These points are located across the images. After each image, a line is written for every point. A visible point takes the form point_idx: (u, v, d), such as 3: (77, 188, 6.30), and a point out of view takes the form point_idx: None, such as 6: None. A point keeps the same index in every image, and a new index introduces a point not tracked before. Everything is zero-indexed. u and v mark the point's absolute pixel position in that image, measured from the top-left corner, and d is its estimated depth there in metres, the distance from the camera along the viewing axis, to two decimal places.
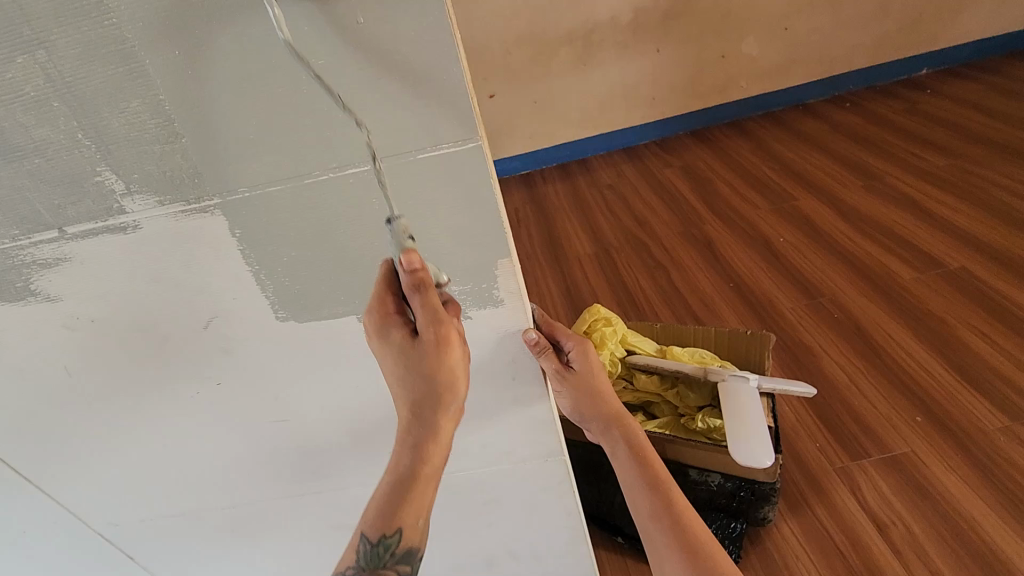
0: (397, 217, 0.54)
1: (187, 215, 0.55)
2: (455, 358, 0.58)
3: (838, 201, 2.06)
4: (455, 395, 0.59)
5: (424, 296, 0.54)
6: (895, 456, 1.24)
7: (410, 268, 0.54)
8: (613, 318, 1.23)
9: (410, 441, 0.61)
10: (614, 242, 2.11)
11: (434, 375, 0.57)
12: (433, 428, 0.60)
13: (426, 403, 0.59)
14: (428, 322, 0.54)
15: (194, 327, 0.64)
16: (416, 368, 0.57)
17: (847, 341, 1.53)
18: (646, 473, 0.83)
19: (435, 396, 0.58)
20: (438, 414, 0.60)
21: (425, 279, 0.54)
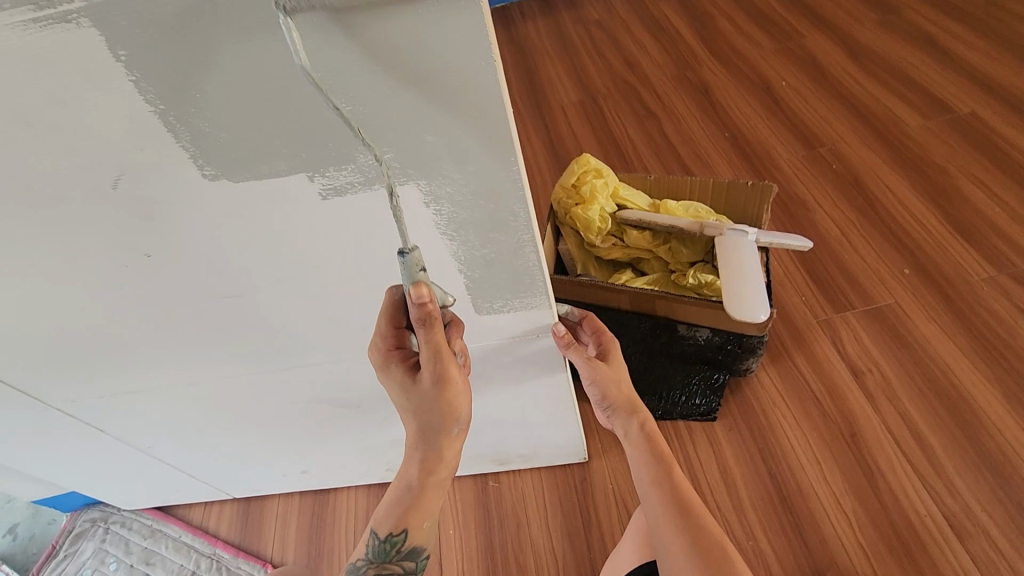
0: (409, 252, 0.53)
1: (40, 27, 0.39)
2: (457, 391, 0.63)
3: (848, 36, 1.85)
4: (457, 421, 0.66)
5: (430, 328, 0.56)
6: (879, 307, 1.24)
7: (420, 302, 0.53)
8: (604, 169, 1.15)
9: (406, 476, 0.70)
10: (600, 87, 1.90)
11: (441, 408, 0.64)
12: (435, 488, 0.71)
13: (429, 431, 0.67)
14: (431, 359, 0.58)
15: (101, 189, 0.51)
16: (421, 399, 0.64)
17: (843, 192, 1.45)
18: (651, 448, 0.85)
19: (440, 423, 0.66)
20: (442, 444, 0.68)
21: (433, 314, 0.55)
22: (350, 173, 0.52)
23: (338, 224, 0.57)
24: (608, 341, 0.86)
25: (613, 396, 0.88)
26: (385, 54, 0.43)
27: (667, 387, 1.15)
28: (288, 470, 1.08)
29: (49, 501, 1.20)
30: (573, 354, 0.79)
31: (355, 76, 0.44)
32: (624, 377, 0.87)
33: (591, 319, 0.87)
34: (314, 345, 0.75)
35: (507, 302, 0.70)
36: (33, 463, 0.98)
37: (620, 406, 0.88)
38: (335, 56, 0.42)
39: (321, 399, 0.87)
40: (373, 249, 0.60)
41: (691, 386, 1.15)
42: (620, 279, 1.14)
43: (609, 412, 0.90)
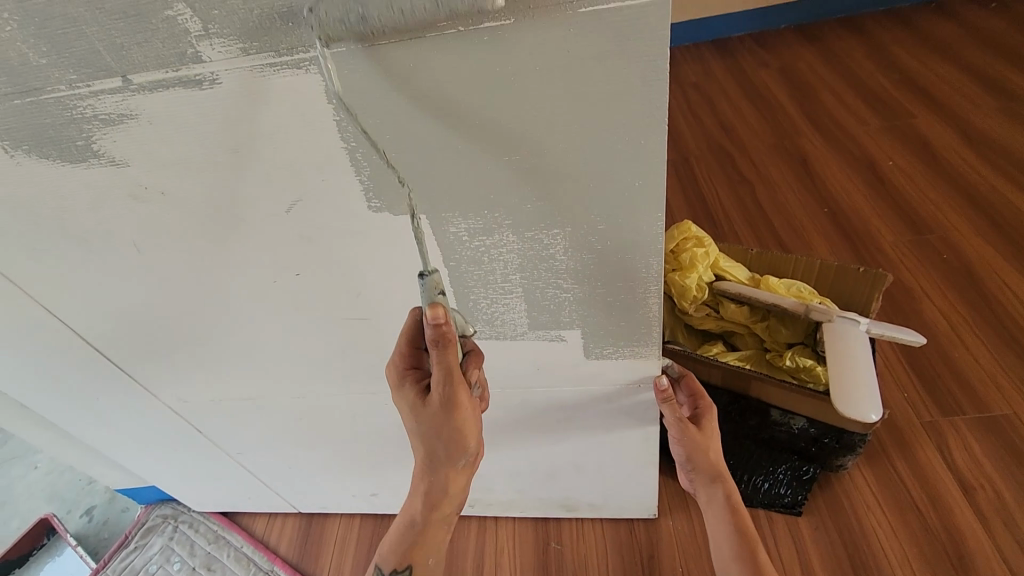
0: (428, 275, 0.52)
1: (274, 71, 0.44)
2: (466, 416, 0.59)
3: (965, 121, 1.77)
4: (464, 451, 0.63)
5: (442, 352, 0.50)
6: (994, 416, 1.14)
7: (434, 322, 0.48)
8: (706, 238, 1.13)
9: (424, 488, 0.68)
10: (694, 149, 1.90)
11: (449, 430, 0.59)
12: (442, 481, 0.66)
13: (437, 458, 0.63)
14: (443, 385, 0.53)
15: (275, 212, 0.56)
16: (431, 425, 0.59)
17: (955, 286, 1.37)
18: (734, 522, 0.81)
19: (446, 451, 0.62)
20: (448, 467, 0.65)
21: (448, 336, 0.49)
22: (501, 215, 0.54)
23: (477, 266, 0.59)
24: (705, 406, 0.79)
25: (698, 462, 0.82)
26: (563, 114, 0.46)
27: (749, 470, 1.10)
28: (358, 490, 1.09)
29: (129, 491, 1.26)
30: (669, 409, 0.75)
31: (534, 131, 0.47)
32: (714, 443, 0.81)
33: (692, 380, 0.79)
34: None
35: (617, 352, 0.69)
36: (128, 453, 1.03)
37: (703, 474, 0.83)
38: (520, 113, 0.46)
39: None
40: (505, 287, 0.62)
41: (777, 475, 1.09)
42: (712, 351, 1.11)
43: (692, 477, 0.85)
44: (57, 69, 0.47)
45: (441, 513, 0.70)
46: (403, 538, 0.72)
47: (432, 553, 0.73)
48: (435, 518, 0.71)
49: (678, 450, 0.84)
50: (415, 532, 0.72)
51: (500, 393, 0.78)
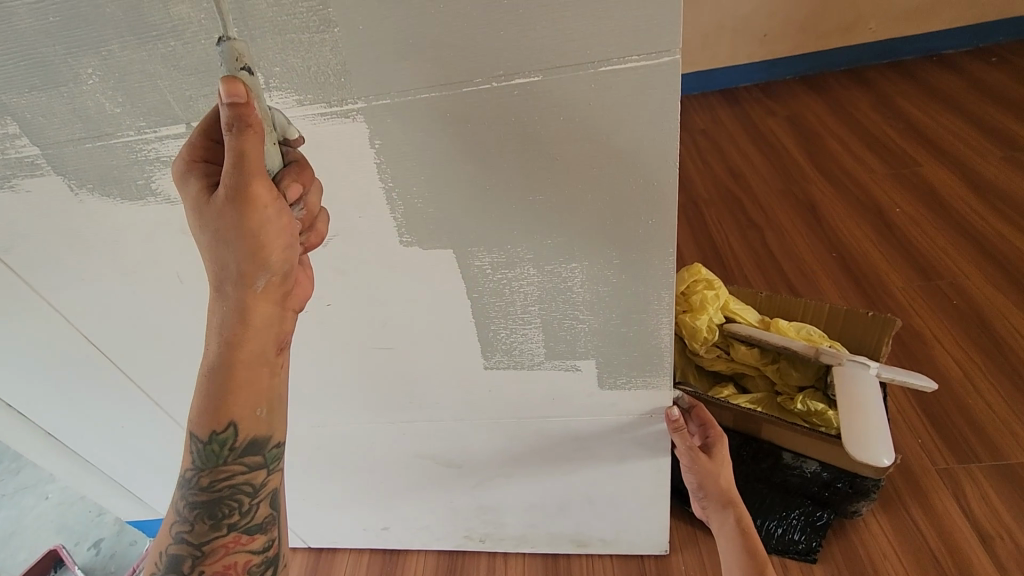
0: (229, 38, 0.40)
1: (325, 119, 0.49)
2: (266, 216, 0.42)
3: (969, 170, 1.82)
4: (265, 274, 0.45)
5: (239, 140, 0.38)
6: (1011, 464, 1.13)
7: (227, 95, 0.36)
8: (716, 281, 1.15)
9: (218, 311, 0.46)
10: (704, 194, 1.96)
11: (244, 236, 0.42)
12: (237, 306, 0.46)
13: (228, 272, 0.45)
14: (231, 171, 0.38)
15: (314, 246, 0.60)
16: (218, 228, 0.42)
17: (965, 330, 1.38)
18: (745, 547, 0.79)
19: (239, 261, 0.44)
20: (245, 284, 0.45)
21: (247, 116, 0.37)
22: (524, 250, 0.58)
23: (499, 299, 0.63)
24: (716, 435, 0.81)
25: (709, 489, 0.83)
26: (584, 160, 0.50)
27: (761, 514, 1.09)
28: (369, 523, 1.08)
29: (140, 523, 1.26)
30: (679, 438, 0.77)
31: (556, 174, 0.51)
32: (726, 471, 0.82)
33: (702, 410, 0.81)
34: (438, 404, 0.78)
35: (630, 384, 0.72)
36: (142, 483, 1.04)
37: (713, 500, 0.83)
38: (544, 157, 0.50)
39: (425, 456, 0.89)
40: (525, 318, 0.65)
41: (790, 520, 1.08)
42: (722, 393, 1.12)
43: (704, 505, 0.85)
44: (128, 117, 0.52)
45: (244, 350, 0.47)
46: (206, 391, 0.49)
47: (252, 416, 0.51)
48: (238, 359, 0.48)
49: (689, 477, 0.85)
50: (217, 380, 0.48)
51: (516, 424, 0.80)
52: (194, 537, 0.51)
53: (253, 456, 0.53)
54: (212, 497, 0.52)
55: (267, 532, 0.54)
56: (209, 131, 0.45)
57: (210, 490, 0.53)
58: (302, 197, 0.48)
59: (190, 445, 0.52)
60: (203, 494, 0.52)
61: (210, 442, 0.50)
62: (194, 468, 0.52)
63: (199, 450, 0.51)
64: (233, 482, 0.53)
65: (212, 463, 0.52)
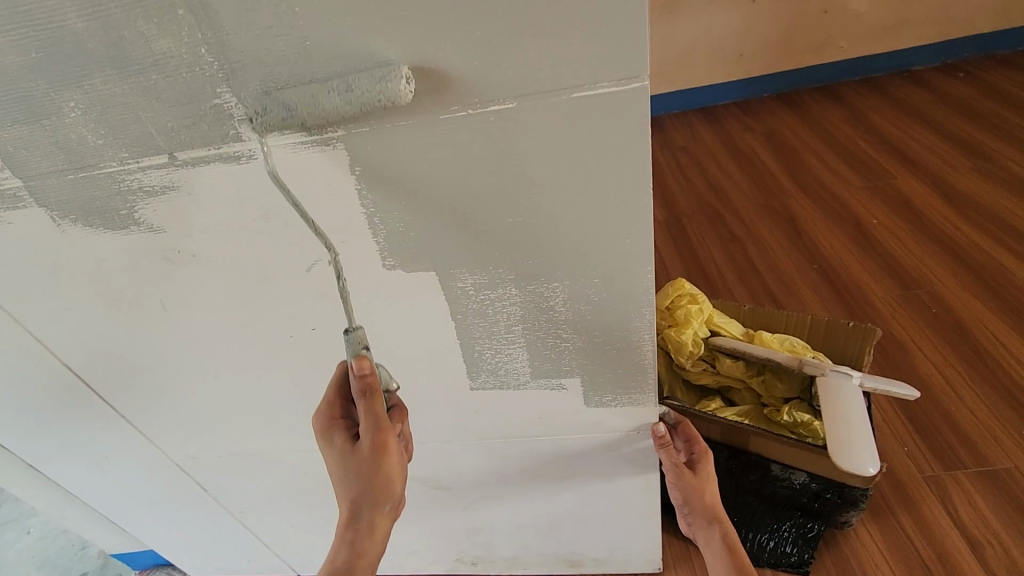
0: (353, 328, 0.54)
1: (307, 147, 0.50)
2: (391, 460, 0.58)
3: (942, 182, 1.86)
4: (389, 499, 0.60)
5: (370, 402, 0.54)
6: (995, 469, 1.15)
7: (359, 373, 0.52)
8: (699, 295, 1.17)
9: (349, 525, 0.62)
10: (687, 211, 1.99)
11: (373, 476, 0.58)
12: (366, 525, 0.62)
13: (360, 504, 0.60)
14: (370, 431, 0.55)
15: (298, 270, 0.60)
16: (357, 472, 0.58)
17: (945, 338, 1.40)
18: (733, 565, 0.79)
19: (371, 495, 0.59)
20: (373, 510, 0.61)
21: (373, 385, 0.53)
22: (505, 271, 0.59)
23: (483, 320, 0.64)
24: (701, 452, 0.81)
25: (695, 506, 0.82)
26: (560, 182, 0.52)
27: (753, 527, 1.09)
28: None
29: (125, 556, 1.23)
30: (666, 456, 0.78)
31: (535, 197, 0.53)
32: (711, 487, 0.82)
33: (688, 426, 0.82)
34: (425, 425, 0.78)
35: (615, 401, 0.73)
36: (126, 515, 1.02)
37: (700, 517, 0.83)
38: (522, 180, 0.51)
39: (413, 479, 0.89)
40: (508, 338, 0.66)
41: (781, 533, 1.08)
42: (710, 406, 1.13)
43: (690, 521, 0.85)
44: (111, 148, 0.53)
45: (365, 551, 0.63)
46: None
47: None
48: (361, 558, 0.63)
49: (675, 494, 0.84)
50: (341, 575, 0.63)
51: (503, 444, 0.80)
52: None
53: None
54: None
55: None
56: (342, 391, 0.61)
57: None
58: (404, 426, 0.64)
59: None
60: None
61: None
62: None
63: None
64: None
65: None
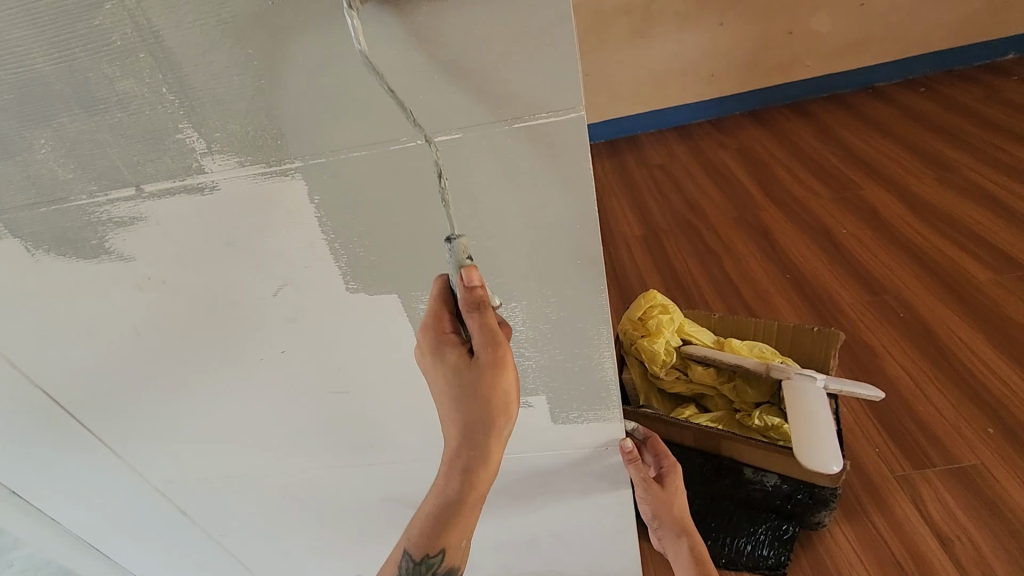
0: (456, 237, 0.52)
1: (266, 178, 0.53)
2: (508, 379, 0.57)
3: (908, 191, 1.92)
4: (506, 422, 0.60)
5: (483, 314, 0.52)
6: (963, 467, 1.17)
7: (468, 285, 0.51)
8: (670, 305, 1.21)
9: (461, 455, 0.62)
10: (664, 224, 2.03)
11: (488, 394, 0.57)
12: (481, 453, 0.61)
13: (477, 426, 0.59)
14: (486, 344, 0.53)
15: (264, 295, 0.63)
16: (472, 391, 0.56)
17: (913, 342, 1.44)
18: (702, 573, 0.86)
19: (488, 417, 0.58)
20: (489, 437, 0.60)
21: (484, 299, 0.52)
22: None
23: None
24: (669, 466, 0.86)
25: (664, 518, 0.88)
26: (509, 205, 0.55)
27: (731, 532, 1.11)
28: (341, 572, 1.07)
29: None
30: (634, 469, 0.80)
31: (487, 219, 0.55)
32: (679, 500, 0.88)
33: (656, 441, 0.87)
34: (398, 445, 0.80)
35: (581, 417, 0.75)
36: (107, 542, 1.02)
37: (670, 529, 0.89)
38: (473, 203, 0.54)
39: (389, 499, 0.90)
40: None
41: (758, 536, 1.09)
42: (684, 414, 1.16)
43: (659, 534, 0.91)
44: (80, 182, 0.55)
45: (478, 484, 0.63)
46: (437, 515, 0.65)
47: (465, 535, 0.67)
48: (473, 492, 0.64)
49: (645, 508, 0.90)
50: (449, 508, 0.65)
51: None
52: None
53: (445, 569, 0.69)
54: None
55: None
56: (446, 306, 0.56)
57: None
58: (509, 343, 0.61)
59: (403, 560, 0.70)
60: None
61: (422, 560, 0.69)
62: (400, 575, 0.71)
63: (411, 565, 0.69)
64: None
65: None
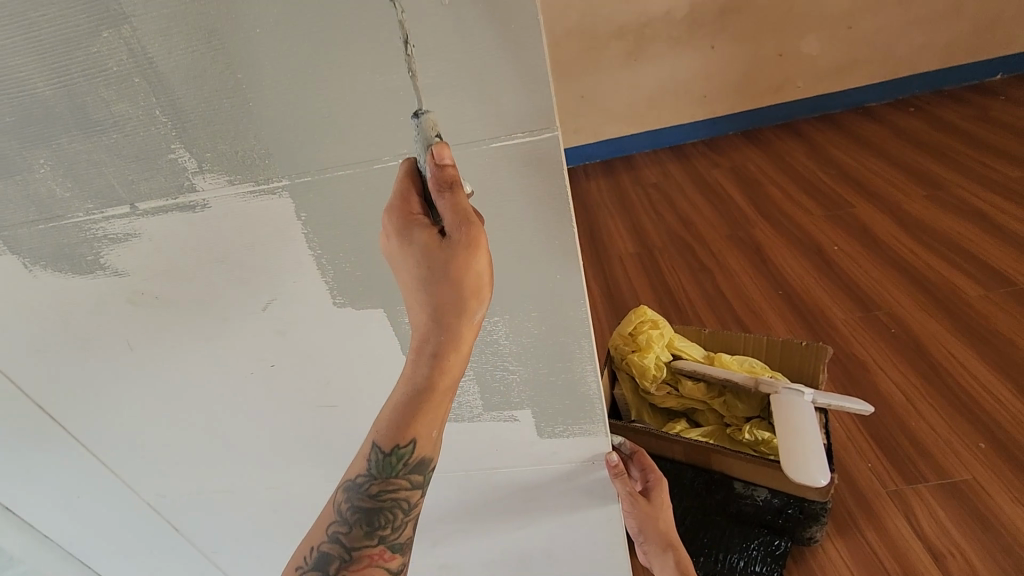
0: (425, 111, 0.47)
1: (255, 196, 0.55)
2: (482, 266, 0.49)
3: (898, 209, 1.94)
4: (479, 308, 0.51)
5: (454, 195, 0.47)
6: (955, 482, 1.17)
7: (439, 162, 0.46)
8: (660, 321, 1.22)
9: (428, 350, 0.53)
10: (658, 242, 2.05)
11: (460, 278, 0.49)
12: (450, 339, 0.52)
13: (447, 310, 0.51)
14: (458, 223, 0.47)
15: (254, 309, 0.64)
16: (442, 273, 0.49)
17: (905, 358, 1.45)
18: None
19: (458, 301, 0.50)
20: (460, 320, 0.52)
21: (456, 180, 0.47)
22: None
23: None
24: (655, 479, 0.87)
25: (650, 533, 0.89)
26: (490, 221, 0.56)
27: (724, 548, 1.10)
28: None
29: None
30: (620, 485, 0.80)
31: None
32: (666, 515, 0.89)
33: (643, 455, 0.87)
34: None
35: (566, 431, 0.76)
36: (99, 557, 1.02)
37: (656, 544, 0.90)
38: None
39: None
40: None
41: (750, 552, 1.09)
42: (676, 428, 1.16)
43: (646, 548, 0.92)
44: (76, 200, 0.57)
45: (444, 387, 0.54)
46: (399, 415, 0.55)
47: (437, 428, 0.56)
48: (439, 395, 0.54)
49: (631, 523, 0.91)
50: (410, 410, 0.55)
51: (464, 475, 0.83)
52: (348, 540, 0.58)
53: (417, 474, 0.59)
54: (378, 505, 0.59)
55: (405, 551, 0.60)
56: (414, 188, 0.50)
57: (375, 498, 0.59)
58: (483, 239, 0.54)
59: (368, 457, 0.58)
60: (369, 502, 0.59)
61: (391, 453, 0.57)
62: (366, 476, 0.59)
63: (378, 461, 0.57)
64: (396, 496, 0.59)
65: (386, 474, 0.58)
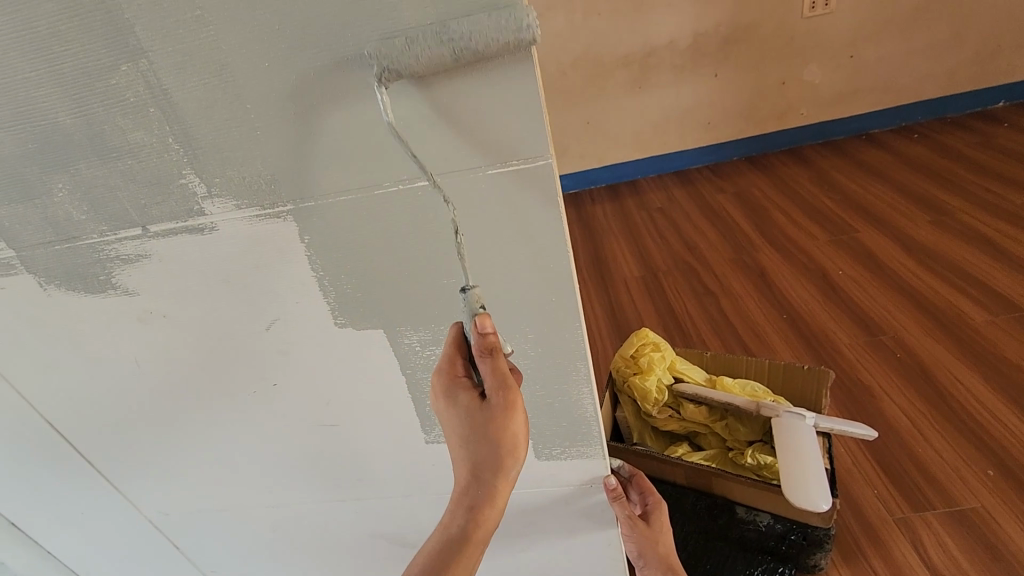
0: (472, 287, 0.54)
1: (261, 220, 0.58)
2: (517, 426, 0.55)
3: (903, 234, 1.95)
4: (515, 463, 0.57)
5: (493, 358, 0.52)
6: (963, 510, 1.15)
7: (483, 331, 0.52)
8: (662, 343, 1.23)
9: (468, 498, 0.59)
10: (662, 266, 2.07)
11: (499, 437, 0.55)
12: (488, 490, 0.58)
13: (485, 465, 0.57)
14: (498, 389, 0.53)
15: (258, 328, 0.66)
16: (481, 430, 0.55)
17: (911, 383, 1.43)
18: None
19: (497, 459, 0.56)
20: (497, 476, 0.58)
21: (496, 345, 0.52)
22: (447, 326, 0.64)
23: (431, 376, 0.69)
24: (654, 502, 0.86)
25: (649, 556, 0.87)
26: (486, 244, 0.58)
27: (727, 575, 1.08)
28: None
29: None
30: (618, 508, 0.80)
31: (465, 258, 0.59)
32: (666, 538, 0.87)
33: (642, 478, 0.88)
34: (386, 479, 0.82)
35: (564, 452, 0.76)
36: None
37: (656, 568, 0.88)
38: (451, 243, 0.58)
39: (378, 534, 0.91)
40: None
41: None
42: (677, 452, 1.16)
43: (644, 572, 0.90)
44: (92, 222, 0.60)
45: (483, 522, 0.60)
46: (433, 557, 0.60)
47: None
48: (477, 534, 0.60)
49: (630, 545, 0.89)
50: (446, 550, 0.60)
51: None
52: None
53: None
54: None
55: None
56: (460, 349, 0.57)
57: None
58: None
59: None
60: None
61: None
62: None
63: None
64: None
65: None
